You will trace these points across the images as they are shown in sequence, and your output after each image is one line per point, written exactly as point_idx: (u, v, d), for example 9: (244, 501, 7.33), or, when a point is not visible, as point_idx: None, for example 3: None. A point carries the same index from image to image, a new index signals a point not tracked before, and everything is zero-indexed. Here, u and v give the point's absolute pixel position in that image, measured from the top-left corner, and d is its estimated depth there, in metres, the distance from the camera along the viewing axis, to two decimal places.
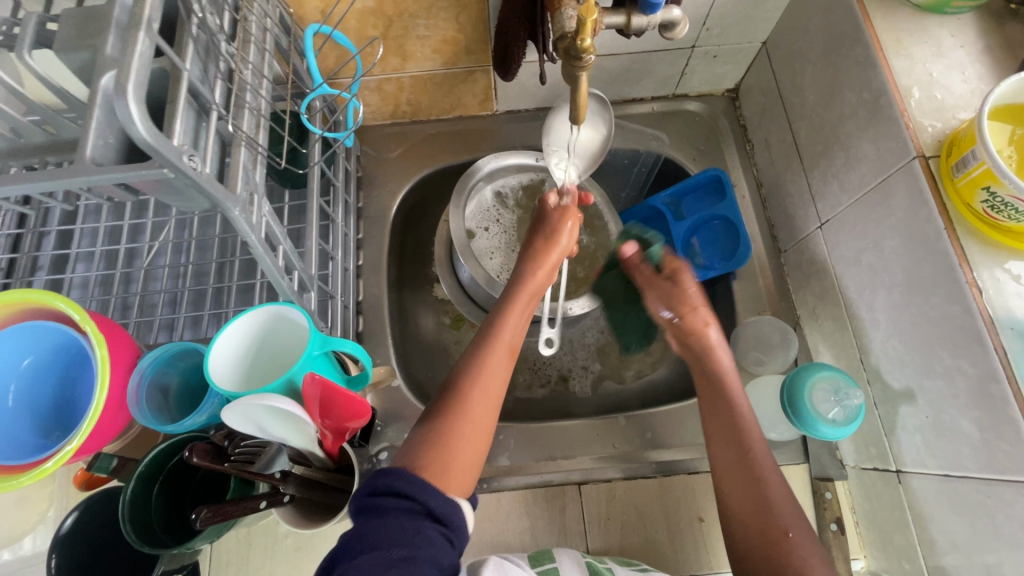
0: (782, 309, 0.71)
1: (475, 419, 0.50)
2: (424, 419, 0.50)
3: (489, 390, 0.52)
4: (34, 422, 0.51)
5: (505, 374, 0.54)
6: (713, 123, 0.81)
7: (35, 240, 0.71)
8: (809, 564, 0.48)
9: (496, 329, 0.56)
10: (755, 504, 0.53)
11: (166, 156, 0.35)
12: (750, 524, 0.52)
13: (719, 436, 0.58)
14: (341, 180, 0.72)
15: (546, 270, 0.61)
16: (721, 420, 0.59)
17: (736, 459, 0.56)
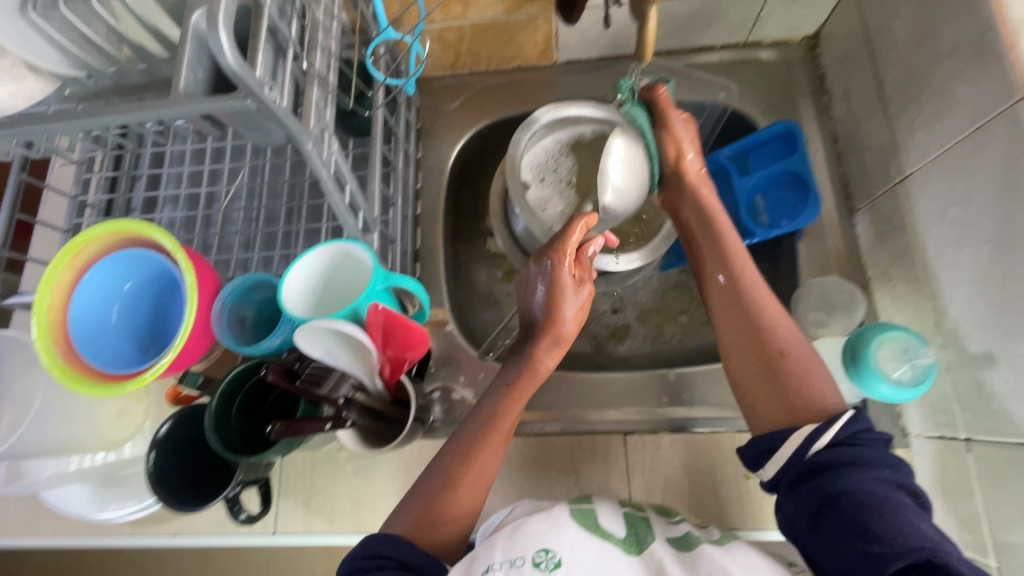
0: (851, 271, 0.68)
1: (464, 502, 0.54)
2: (413, 492, 0.54)
3: (478, 473, 0.55)
4: (134, 340, 0.57)
5: (496, 458, 0.56)
6: (788, 72, 0.76)
7: (130, 183, 0.78)
8: (811, 386, 0.52)
9: (496, 417, 0.57)
10: (762, 357, 0.55)
11: (250, 86, 0.38)
12: (756, 373, 0.55)
13: (725, 309, 0.59)
14: (402, 129, 0.73)
15: (553, 358, 0.61)
16: (725, 292, 0.60)
17: (742, 322, 0.57)
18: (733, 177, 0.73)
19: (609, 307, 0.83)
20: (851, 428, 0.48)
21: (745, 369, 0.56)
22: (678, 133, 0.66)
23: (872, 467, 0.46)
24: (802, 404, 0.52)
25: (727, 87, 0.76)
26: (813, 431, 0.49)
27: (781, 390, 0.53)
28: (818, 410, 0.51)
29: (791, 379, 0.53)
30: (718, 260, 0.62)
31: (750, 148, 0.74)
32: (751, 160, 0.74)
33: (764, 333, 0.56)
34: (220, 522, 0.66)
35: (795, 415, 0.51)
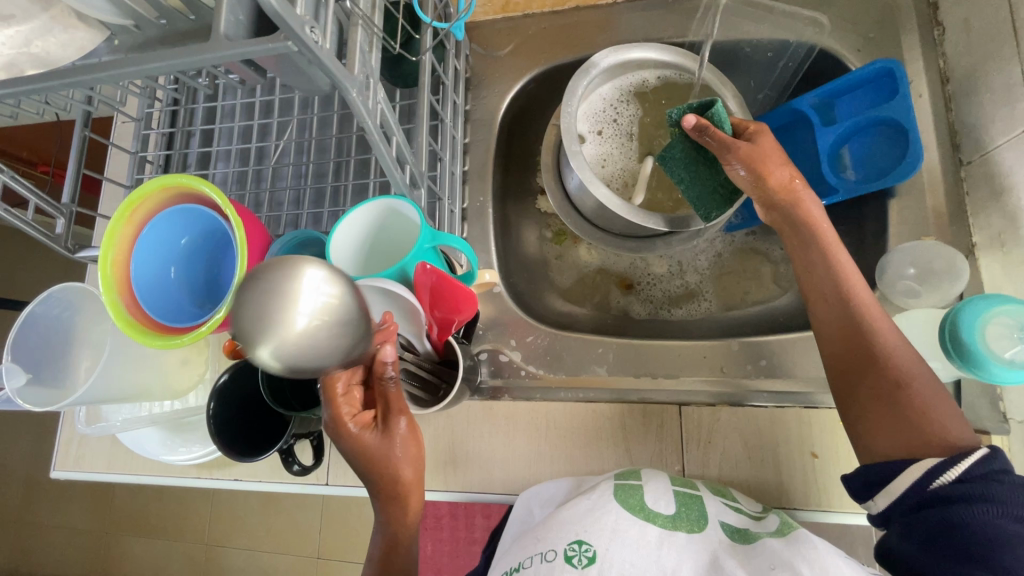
0: (953, 235, 0.60)
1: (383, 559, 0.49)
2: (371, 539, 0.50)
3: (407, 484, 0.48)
4: (191, 295, 0.58)
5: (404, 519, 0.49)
6: (892, 1, 0.66)
7: (185, 139, 0.79)
8: (939, 421, 0.45)
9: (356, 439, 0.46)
10: (880, 389, 0.48)
11: (291, 26, 0.35)
12: (871, 406, 0.48)
13: (836, 333, 0.52)
14: (451, 79, 0.69)
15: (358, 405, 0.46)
16: (835, 311, 0.52)
17: (856, 348, 0.50)
18: (818, 127, 0.64)
19: (667, 271, 0.78)
20: (984, 469, 0.42)
21: (858, 401, 0.49)
22: (750, 154, 0.54)
23: (1004, 506, 0.40)
24: (928, 438, 0.45)
25: (817, 21, 0.67)
26: (934, 466, 0.43)
27: (901, 426, 0.46)
28: (941, 444, 0.45)
29: (916, 415, 0.46)
30: (827, 277, 0.53)
31: (838, 94, 0.64)
32: (839, 108, 0.64)
33: (882, 359, 0.49)
34: (277, 471, 0.69)
35: (917, 452, 0.45)
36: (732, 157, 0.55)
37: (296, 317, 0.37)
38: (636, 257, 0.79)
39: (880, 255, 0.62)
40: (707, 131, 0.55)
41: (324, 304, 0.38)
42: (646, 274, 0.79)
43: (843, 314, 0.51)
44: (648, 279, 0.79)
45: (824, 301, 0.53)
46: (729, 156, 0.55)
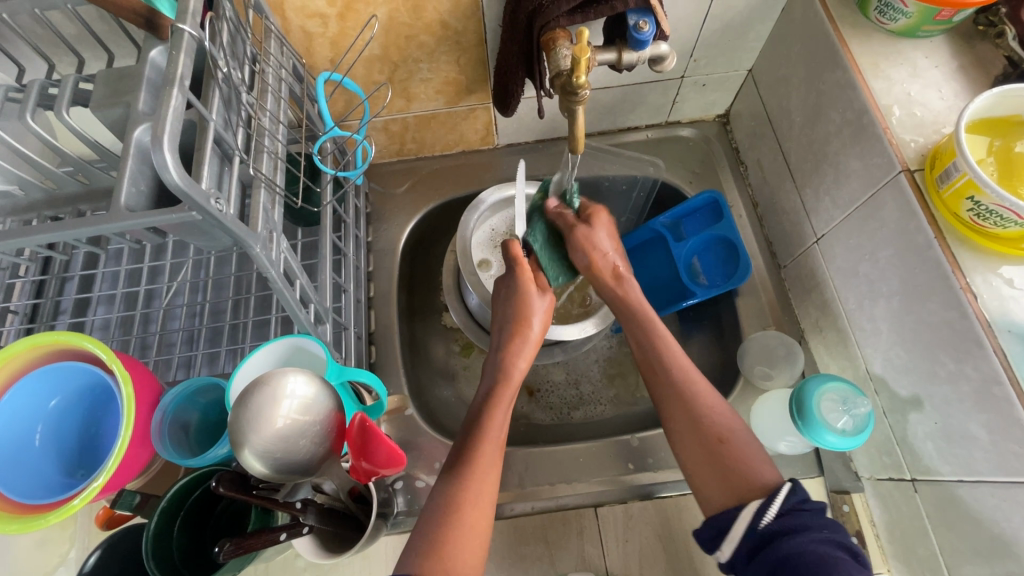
0: (787, 323, 0.72)
1: (468, 530, 0.48)
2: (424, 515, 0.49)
3: (478, 499, 0.50)
4: (59, 462, 0.52)
5: (488, 515, 0.50)
6: (707, 147, 0.84)
7: (59, 285, 0.74)
8: (748, 461, 0.51)
9: (483, 425, 0.54)
10: (703, 444, 0.53)
11: (195, 200, 0.38)
12: (705, 463, 0.53)
13: (666, 396, 0.57)
14: (351, 217, 0.74)
15: (527, 361, 0.60)
16: (660, 377, 0.58)
17: (682, 408, 0.55)
18: (671, 243, 0.78)
19: (565, 376, 0.84)
20: (792, 500, 0.46)
21: (691, 458, 0.54)
22: (584, 239, 0.67)
23: (812, 531, 0.44)
24: (748, 483, 0.50)
25: (655, 162, 0.83)
26: (758, 506, 0.47)
27: (726, 477, 0.51)
28: (761, 485, 0.49)
29: (734, 464, 0.51)
30: (652, 347, 0.60)
31: (682, 216, 0.79)
32: (685, 226, 0.79)
33: (701, 417, 0.54)
34: None
35: (743, 498, 0.49)
36: (573, 245, 0.68)
37: (277, 419, 0.45)
38: (537, 364, 0.84)
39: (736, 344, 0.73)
40: (562, 216, 0.69)
41: (298, 405, 0.46)
42: (546, 381, 0.84)
43: (666, 379, 0.58)
44: (549, 386, 0.83)
45: (655, 367, 0.59)
46: (569, 237, 0.68)
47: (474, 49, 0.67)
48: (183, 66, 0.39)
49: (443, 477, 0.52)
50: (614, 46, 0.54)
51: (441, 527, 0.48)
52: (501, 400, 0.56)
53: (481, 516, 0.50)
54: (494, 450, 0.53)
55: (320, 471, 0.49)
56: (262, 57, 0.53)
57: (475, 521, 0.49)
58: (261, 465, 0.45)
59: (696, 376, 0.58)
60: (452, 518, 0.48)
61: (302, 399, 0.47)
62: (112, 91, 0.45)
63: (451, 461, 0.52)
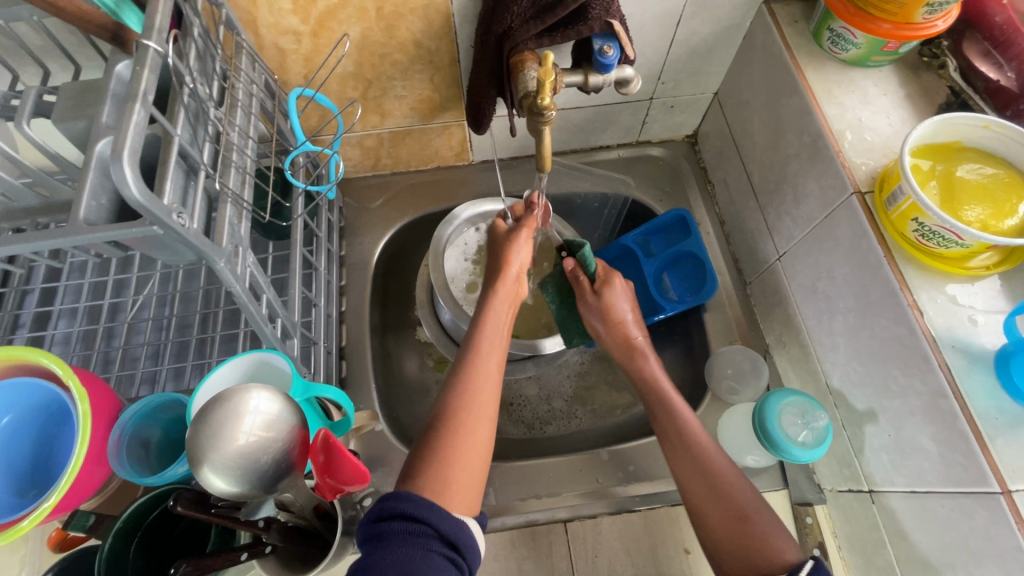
0: (752, 338, 0.74)
1: (469, 433, 0.50)
2: (425, 430, 0.51)
3: (476, 409, 0.52)
4: (11, 482, 0.50)
5: (490, 418, 0.52)
6: (676, 165, 0.87)
7: (18, 298, 0.72)
8: (770, 538, 0.49)
9: (475, 345, 0.57)
10: (726, 520, 0.52)
11: (156, 215, 0.38)
12: (726, 531, 0.52)
13: (687, 467, 0.56)
14: (324, 231, 0.74)
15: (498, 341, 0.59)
16: (680, 449, 0.58)
17: (700, 479, 0.55)
18: (641, 259, 0.80)
19: (537, 393, 0.84)
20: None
21: (712, 531, 0.53)
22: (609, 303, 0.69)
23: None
24: (768, 559, 0.48)
25: (626, 180, 0.85)
26: None
27: (748, 550, 0.50)
28: (782, 562, 0.48)
29: (758, 541, 0.50)
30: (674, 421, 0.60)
31: (652, 232, 0.81)
32: (654, 243, 0.81)
33: (723, 490, 0.54)
34: None
35: (763, 572, 0.48)
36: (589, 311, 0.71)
37: (239, 436, 0.45)
38: (508, 379, 0.84)
39: (704, 358, 0.75)
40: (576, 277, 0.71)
41: (261, 421, 0.46)
42: (518, 396, 0.84)
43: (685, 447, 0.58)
44: (521, 400, 0.84)
45: (676, 440, 0.59)
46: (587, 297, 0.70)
47: (448, 67, 0.68)
48: (147, 81, 0.39)
49: (444, 394, 0.54)
50: (581, 69, 0.56)
51: (443, 435, 0.50)
52: (490, 320, 0.60)
53: (480, 424, 0.51)
54: (491, 368, 0.55)
55: (284, 487, 0.49)
56: (232, 72, 0.53)
57: (474, 429, 0.50)
58: (220, 479, 0.44)
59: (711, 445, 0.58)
60: (451, 430, 0.50)
61: (266, 416, 0.46)
62: (77, 104, 0.44)
63: (446, 380, 0.55)
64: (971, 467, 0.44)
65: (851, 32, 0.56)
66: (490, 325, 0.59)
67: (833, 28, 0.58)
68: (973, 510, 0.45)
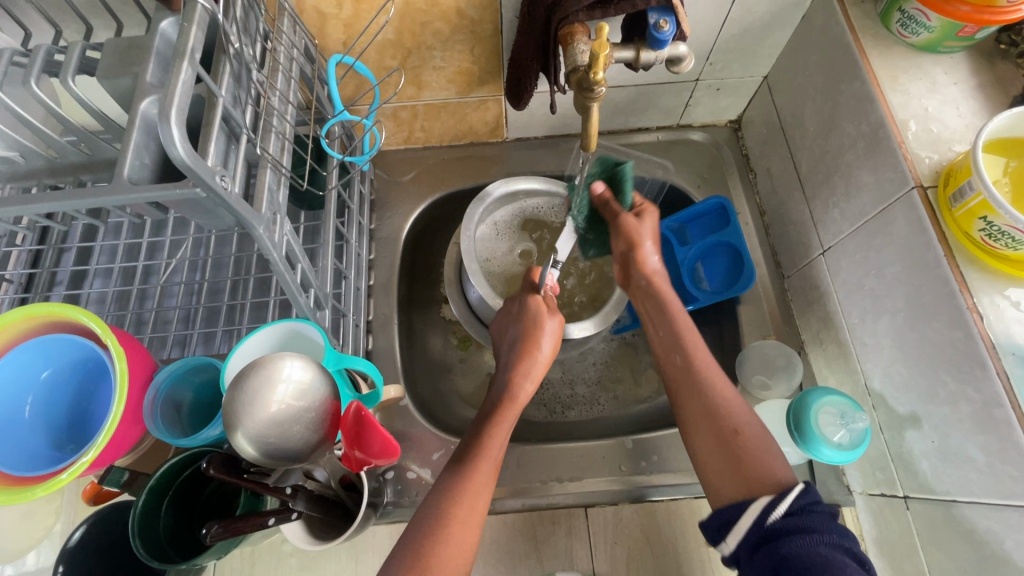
0: (787, 333, 0.72)
1: (457, 540, 0.49)
2: (411, 529, 0.50)
3: (469, 515, 0.51)
4: (49, 435, 0.51)
5: (479, 522, 0.51)
6: (717, 151, 0.84)
7: (56, 256, 0.73)
8: (761, 457, 0.49)
9: (482, 442, 0.56)
10: (718, 437, 0.52)
11: (201, 176, 0.37)
12: (718, 450, 0.51)
13: (686, 387, 0.56)
14: (355, 203, 0.74)
15: (506, 425, 0.58)
16: (677, 367, 0.58)
17: (699, 401, 0.54)
18: (675, 247, 0.77)
19: (559, 377, 0.84)
20: (802, 501, 0.45)
21: (704, 453, 0.52)
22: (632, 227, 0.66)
23: (820, 534, 0.43)
24: (761, 478, 0.48)
25: (664, 165, 0.83)
26: (767, 502, 0.46)
27: (740, 470, 0.49)
28: (772, 482, 0.47)
29: (748, 457, 0.49)
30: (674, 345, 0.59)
31: (689, 220, 0.79)
32: (690, 231, 0.79)
33: (719, 410, 0.53)
34: None
35: (756, 491, 0.47)
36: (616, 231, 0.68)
37: (272, 403, 0.45)
38: None
39: (736, 352, 0.73)
40: (608, 203, 0.68)
41: (293, 390, 0.46)
42: (540, 378, 0.83)
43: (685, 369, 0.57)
44: (544, 383, 0.83)
45: (675, 360, 0.59)
46: (616, 225, 0.67)
47: (489, 39, 0.66)
48: (194, 39, 0.38)
49: (433, 497, 0.52)
50: (633, 44, 0.53)
51: (427, 540, 0.48)
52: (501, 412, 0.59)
53: (468, 531, 0.50)
54: (489, 468, 0.54)
55: (313, 458, 0.49)
56: (275, 35, 0.52)
57: (462, 538, 0.49)
58: (252, 447, 0.44)
59: (712, 367, 0.57)
60: (437, 530, 0.49)
61: (298, 384, 0.46)
62: (121, 61, 0.43)
63: (445, 478, 0.54)
64: (1022, 480, 0.43)
65: (924, 14, 0.53)
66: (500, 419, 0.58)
67: (905, 9, 0.55)
68: (1022, 524, 0.43)
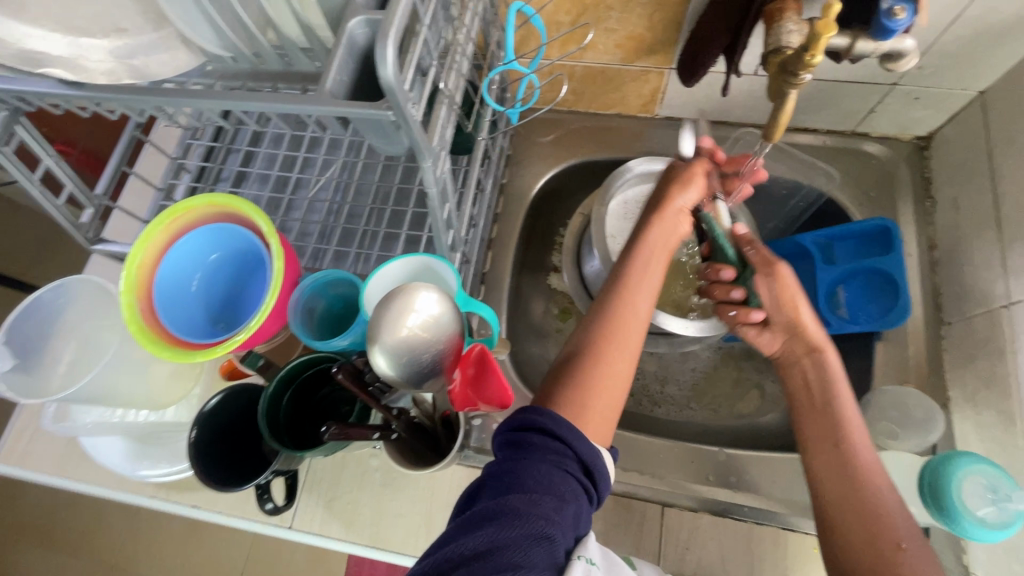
0: (932, 385, 0.64)
1: (610, 369, 0.50)
2: (563, 360, 0.52)
3: (620, 348, 0.51)
4: (207, 311, 0.58)
5: (631, 358, 0.51)
6: (892, 169, 0.75)
7: (225, 155, 0.80)
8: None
9: (623, 284, 0.55)
10: (872, 544, 0.47)
11: (397, 99, 0.38)
12: (869, 556, 0.46)
13: (835, 470, 0.51)
14: (496, 154, 0.74)
15: (649, 280, 0.56)
16: (828, 442, 0.53)
17: (850, 495, 0.50)
18: (818, 264, 0.71)
19: (655, 370, 0.81)
20: None
21: (852, 554, 0.47)
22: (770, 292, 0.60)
23: None
24: None
25: (827, 173, 0.75)
26: None
27: None
28: None
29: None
30: (829, 422, 0.54)
31: (840, 238, 0.71)
32: (839, 250, 0.71)
33: (877, 511, 0.48)
34: (240, 503, 0.66)
35: None
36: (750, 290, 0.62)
37: (403, 329, 0.47)
38: None
39: (865, 391, 0.67)
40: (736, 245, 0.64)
41: (422, 321, 0.48)
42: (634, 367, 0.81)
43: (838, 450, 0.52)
44: (637, 372, 0.81)
45: (827, 437, 0.53)
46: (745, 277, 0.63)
47: (674, 6, 0.62)
48: None
49: (582, 328, 0.53)
50: (850, 31, 0.47)
51: (582, 365, 0.50)
52: (644, 264, 0.56)
53: (620, 363, 0.51)
54: (639, 310, 0.54)
55: (427, 387, 0.51)
56: None
57: (615, 365, 0.50)
58: (382, 364, 0.47)
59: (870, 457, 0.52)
60: (597, 360, 0.50)
61: (427, 317, 0.48)
62: None
63: (589, 314, 0.54)
64: None
65: None
66: (647, 266, 0.57)
67: None
68: None
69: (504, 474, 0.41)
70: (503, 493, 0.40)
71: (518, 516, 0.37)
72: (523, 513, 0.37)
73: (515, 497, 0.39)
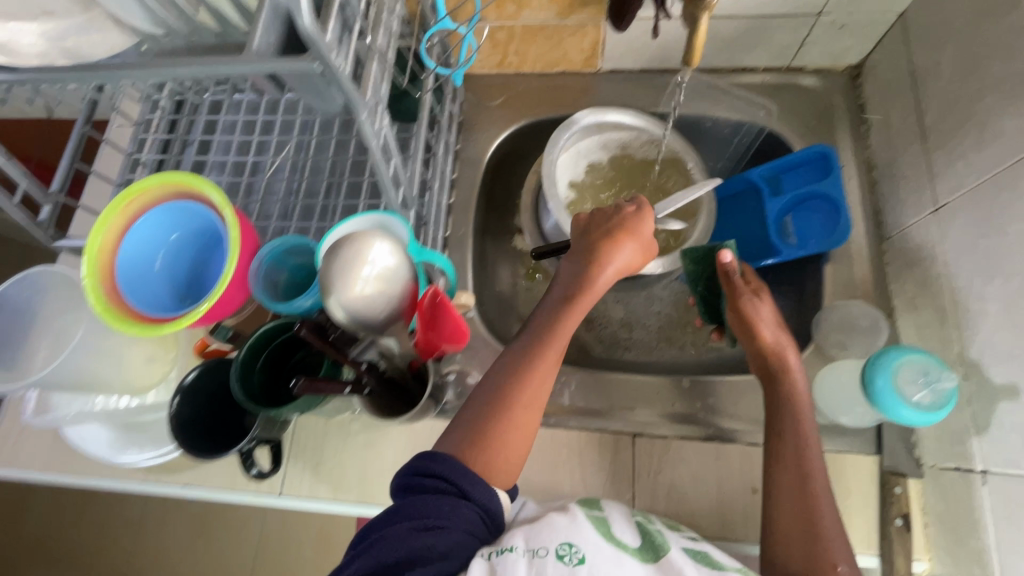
0: (877, 297, 0.68)
1: (521, 423, 0.52)
2: (474, 400, 0.54)
3: (533, 394, 0.53)
4: (172, 290, 0.59)
5: (543, 398, 0.54)
6: (828, 99, 0.77)
7: (181, 147, 0.81)
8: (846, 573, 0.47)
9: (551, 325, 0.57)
10: (804, 539, 0.50)
11: (320, 49, 0.40)
12: (796, 540, 0.50)
13: (787, 461, 0.54)
14: (446, 119, 0.76)
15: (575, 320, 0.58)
16: (787, 441, 0.55)
17: (793, 493, 0.52)
18: (766, 196, 0.73)
19: (621, 318, 0.84)
20: None
21: (782, 540, 0.51)
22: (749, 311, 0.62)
23: None
24: None
25: (766, 108, 0.78)
26: None
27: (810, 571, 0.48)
28: None
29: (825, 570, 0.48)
30: (789, 428, 0.56)
31: (785, 170, 0.74)
32: (785, 181, 0.74)
33: (809, 495, 0.52)
34: (229, 477, 0.68)
35: None
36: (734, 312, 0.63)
37: (358, 280, 0.50)
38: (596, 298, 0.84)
39: (816, 310, 0.70)
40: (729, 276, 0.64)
41: (378, 272, 0.51)
42: (601, 315, 0.84)
43: (796, 446, 0.55)
44: (604, 320, 0.84)
45: (779, 434, 0.56)
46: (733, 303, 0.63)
47: None
48: None
49: (503, 365, 0.55)
50: None
51: (494, 415, 0.52)
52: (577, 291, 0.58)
53: (529, 419, 0.53)
54: (553, 353, 0.55)
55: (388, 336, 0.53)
56: None
57: (525, 419, 0.53)
58: (340, 313, 0.50)
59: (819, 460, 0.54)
60: (508, 410, 0.52)
61: (382, 268, 0.51)
62: None
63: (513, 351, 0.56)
64: None
65: None
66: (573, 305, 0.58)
67: None
68: None
69: (394, 514, 0.46)
70: (390, 520, 0.46)
71: (389, 547, 0.44)
72: (403, 538, 0.44)
73: (393, 528, 0.45)
